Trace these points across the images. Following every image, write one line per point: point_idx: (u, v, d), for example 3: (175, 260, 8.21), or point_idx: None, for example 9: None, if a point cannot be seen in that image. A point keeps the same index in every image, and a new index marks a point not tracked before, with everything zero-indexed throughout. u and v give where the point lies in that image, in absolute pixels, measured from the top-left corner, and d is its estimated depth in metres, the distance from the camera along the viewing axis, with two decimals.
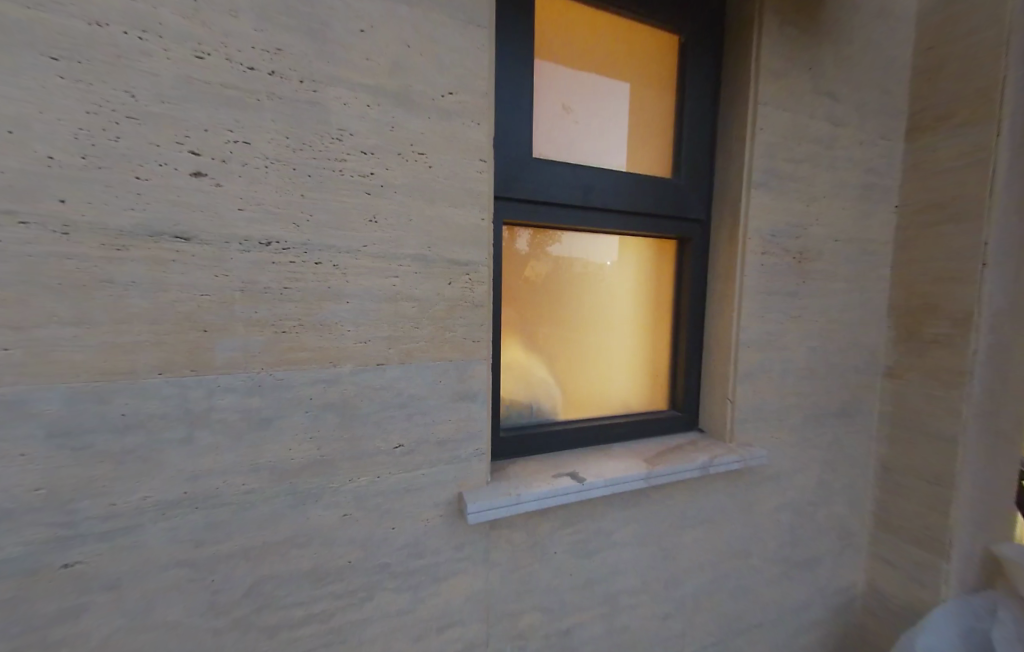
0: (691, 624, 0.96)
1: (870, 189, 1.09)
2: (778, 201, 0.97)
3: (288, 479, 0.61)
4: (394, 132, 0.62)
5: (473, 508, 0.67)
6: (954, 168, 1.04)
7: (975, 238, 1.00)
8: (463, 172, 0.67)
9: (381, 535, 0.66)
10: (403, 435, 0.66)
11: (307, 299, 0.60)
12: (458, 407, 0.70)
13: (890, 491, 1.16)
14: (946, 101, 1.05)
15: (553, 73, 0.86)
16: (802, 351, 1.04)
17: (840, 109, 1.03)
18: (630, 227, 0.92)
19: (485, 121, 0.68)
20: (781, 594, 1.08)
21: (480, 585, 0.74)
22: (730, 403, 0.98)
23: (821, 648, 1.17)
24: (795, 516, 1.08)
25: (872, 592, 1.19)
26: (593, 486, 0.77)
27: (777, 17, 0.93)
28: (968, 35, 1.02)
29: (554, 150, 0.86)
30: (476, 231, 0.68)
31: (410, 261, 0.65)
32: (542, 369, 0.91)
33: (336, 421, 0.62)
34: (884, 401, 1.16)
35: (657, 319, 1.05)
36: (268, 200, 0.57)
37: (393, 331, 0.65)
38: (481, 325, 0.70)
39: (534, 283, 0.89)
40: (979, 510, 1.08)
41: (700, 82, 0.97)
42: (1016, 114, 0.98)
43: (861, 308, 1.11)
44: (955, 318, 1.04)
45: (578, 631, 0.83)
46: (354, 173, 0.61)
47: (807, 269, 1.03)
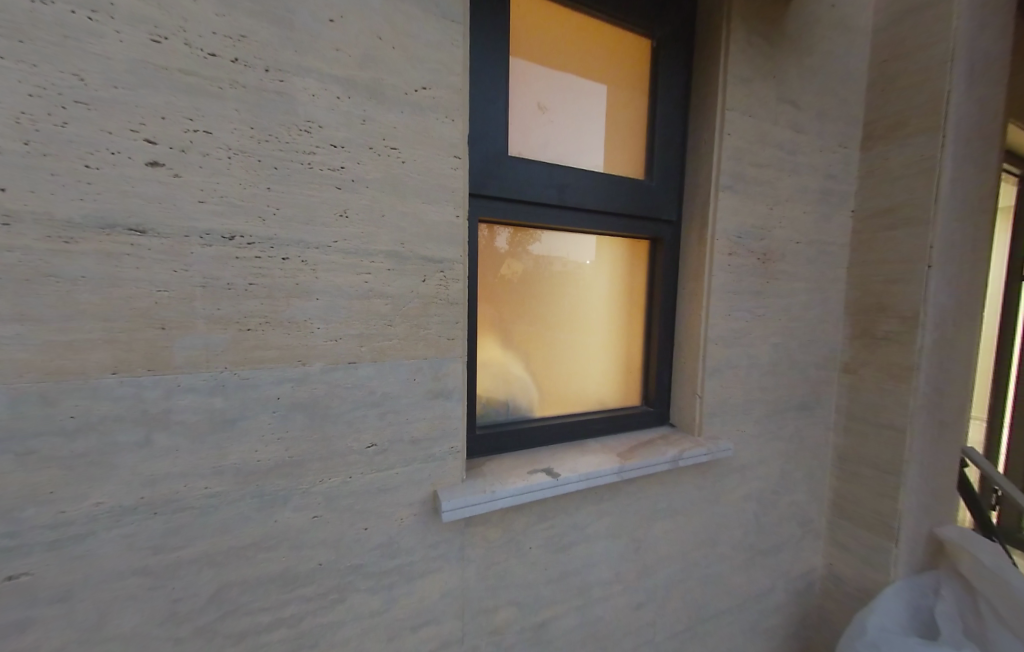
0: (662, 612, 0.99)
1: (829, 193, 1.15)
2: (744, 203, 1.01)
3: (254, 481, 0.59)
4: (366, 125, 0.61)
5: (447, 506, 0.67)
6: (904, 174, 1.11)
7: (923, 241, 1.07)
8: (437, 168, 0.66)
9: (353, 536, 0.65)
10: (376, 434, 0.65)
11: (274, 295, 0.58)
12: (432, 404, 0.69)
13: (845, 479, 1.23)
14: (897, 111, 1.12)
15: (529, 71, 0.86)
16: (767, 347, 1.09)
17: (802, 116, 1.08)
18: (604, 226, 0.94)
19: (459, 117, 0.67)
20: (747, 580, 1.13)
21: (455, 583, 0.74)
22: (699, 398, 1.02)
23: (783, 630, 1.23)
24: (759, 505, 1.13)
25: (829, 575, 1.26)
26: (568, 481, 0.78)
27: (745, 26, 0.96)
28: (917, 49, 1.08)
29: (529, 148, 0.86)
30: (451, 228, 0.68)
31: (383, 257, 0.64)
32: (518, 366, 0.92)
33: (305, 420, 0.61)
34: (840, 394, 1.23)
35: (631, 316, 1.07)
36: (231, 192, 0.55)
37: (365, 328, 0.64)
38: (455, 323, 0.70)
39: (511, 281, 0.89)
40: (925, 494, 1.16)
41: (671, 86, 0.99)
42: (958, 125, 1.05)
43: (820, 306, 1.17)
44: (905, 316, 1.10)
45: (553, 624, 0.84)
46: (323, 166, 0.59)
47: (771, 269, 1.07)
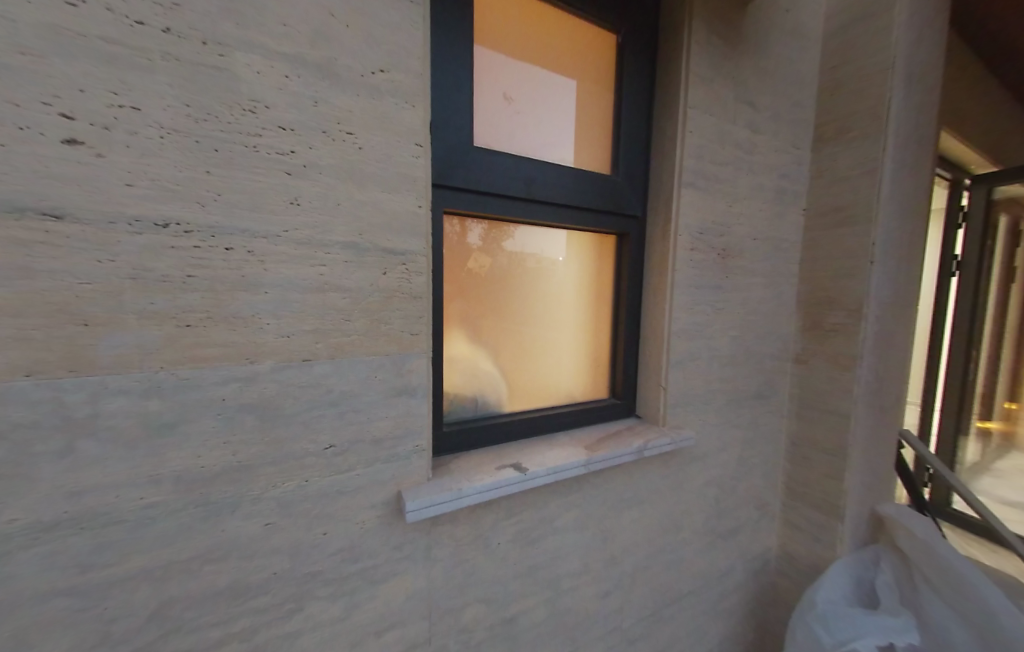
0: (629, 599, 1.01)
1: (783, 192, 1.21)
2: (705, 200, 1.04)
3: (197, 488, 0.55)
4: (318, 108, 0.58)
5: (411, 506, 0.65)
6: (850, 176, 1.18)
7: (866, 239, 1.14)
8: (397, 155, 0.63)
9: (311, 542, 0.62)
10: (334, 435, 0.62)
11: (216, 288, 0.54)
12: (395, 402, 0.67)
13: (797, 463, 1.30)
14: (844, 115, 1.19)
15: (494, 60, 0.84)
16: (726, 340, 1.13)
17: (758, 117, 1.12)
18: (572, 220, 0.94)
19: (420, 103, 0.65)
20: (708, 563, 1.18)
21: (421, 584, 0.72)
22: (664, 390, 1.04)
23: (741, 609, 1.29)
24: (719, 490, 1.18)
25: (783, 554, 1.34)
26: (535, 475, 0.78)
27: (705, 25, 0.98)
28: (862, 57, 1.14)
29: (495, 139, 0.84)
30: (413, 218, 0.65)
31: (339, 248, 0.60)
32: (487, 362, 0.90)
33: (255, 422, 0.57)
34: (793, 383, 1.30)
35: (599, 310, 1.08)
36: (164, 175, 0.50)
37: (320, 324, 0.60)
38: (419, 318, 0.67)
39: (478, 275, 0.87)
40: (867, 475, 1.25)
41: (636, 82, 1.00)
42: (897, 130, 1.13)
43: (774, 300, 1.23)
44: (850, 309, 1.17)
45: (522, 618, 0.84)
46: (271, 150, 0.55)
47: (730, 264, 1.11)
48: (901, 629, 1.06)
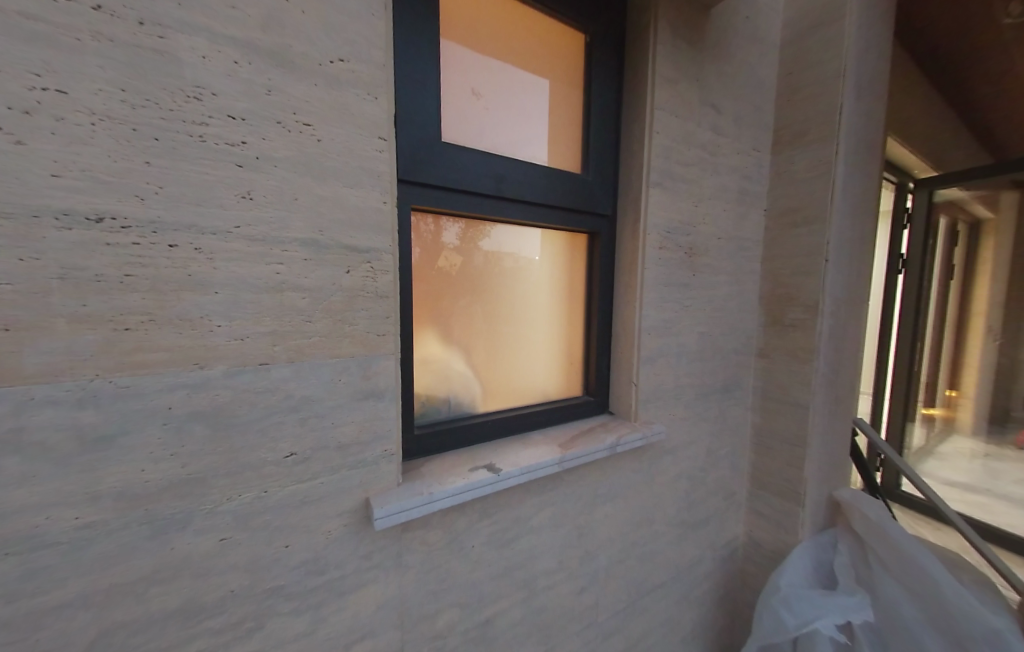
0: (603, 594, 1.02)
1: (746, 193, 1.25)
2: (672, 200, 1.06)
3: (142, 504, 0.51)
4: (271, 97, 0.54)
5: (379, 513, 0.63)
6: (806, 178, 1.23)
7: (821, 238, 1.20)
8: (359, 149, 0.61)
9: (271, 557, 0.59)
10: (295, 442, 0.59)
11: (159, 288, 0.50)
12: (362, 406, 0.64)
13: (761, 453, 1.35)
14: (800, 120, 1.24)
15: (461, 55, 0.82)
16: (693, 336, 1.16)
17: (721, 120, 1.15)
18: (543, 219, 0.94)
19: (384, 95, 0.62)
20: (679, 553, 1.21)
21: (391, 593, 0.70)
22: (635, 386, 1.06)
23: (711, 596, 1.33)
24: (689, 482, 1.21)
25: (750, 541, 1.39)
26: (509, 475, 0.77)
27: (670, 28, 1.00)
28: (816, 65, 1.20)
29: (463, 135, 0.83)
30: (378, 214, 0.63)
31: (297, 246, 0.57)
32: (459, 363, 0.89)
33: (206, 432, 0.53)
34: (757, 377, 1.35)
35: (572, 309, 1.08)
36: (97, 165, 0.46)
37: (278, 325, 0.57)
38: (386, 318, 0.65)
39: (449, 274, 0.85)
40: (825, 462, 1.31)
41: (605, 82, 1.01)
42: (848, 135, 1.19)
43: (738, 297, 1.27)
44: (808, 305, 1.23)
45: (497, 620, 0.84)
46: (219, 140, 0.52)
47: (697, 262, 1.14)
48: (856, 608, 1.09)
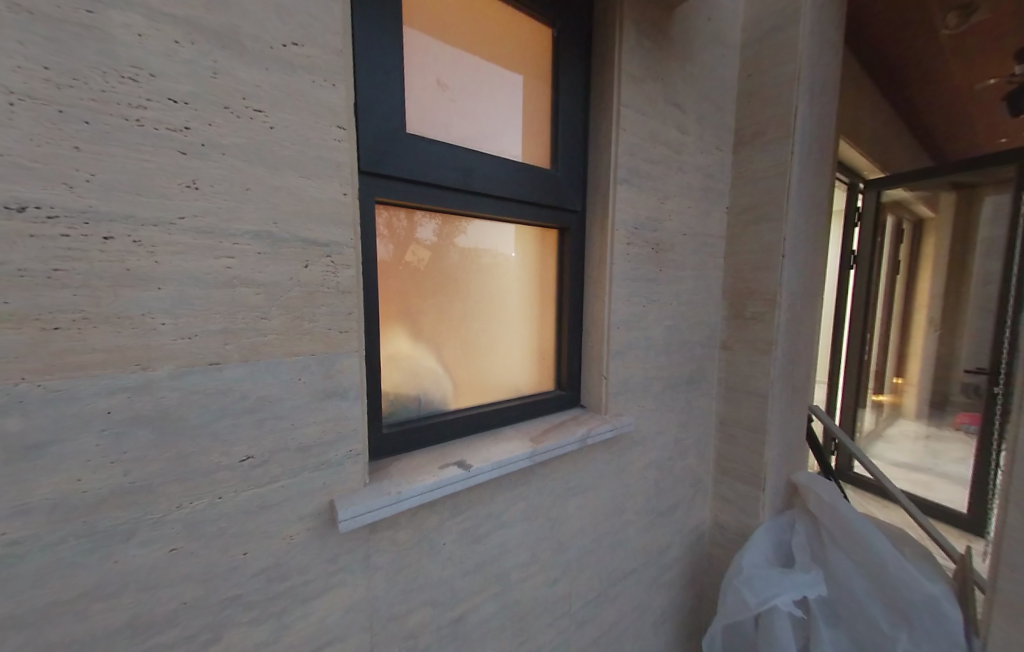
0: (576, 584, 1.04)
1: (709, 190, 1.29)
2: (639, 196, 1.08)
3: (79, 516, 0.47)
4: (218, 80, 0.51)
5: (344, 515, 0.61)
6: (764, 176, 1.28)
7: (778, 234, 1.25)
8: (316, 138, 0.58)
9: (228, 565, 0.56)
10: (251, 445, 0.56)
11: (94, 284, 0.46)
12: (324, 406, 0.62)
13: (725, 441, 1.41)
14: (758, 120, 1.29)
15: (425, 44, 0.80)
16: (660, 330, 1.20)
17: (685, 119, 1.18)
18: (513, 214, 0.93)
19: (342, 83, 0.60)
20: (649, 540, 1.24)
21: (359, 596, 0.68)
22: (605, 379, 1.08)
23: (680, 580, 1.38)
24: (658, 471, 1.25)
25: (715, 525, 1.45)
26: (480, 471, 0.77)
27: (635, 26, 1.01)
28: (773, 67, 1.25)
29: (429, 126, 0.81)
30: (338, 207, 0.60)
31: (249, 239, 0.54)
32: (430, 360, 0.87)
33: (152, 437, 0.50)
34: (720, 368, 1.40)
35: (543, 304, 1.09)
36: (17, 149, 0.42)
37: (229, 323, 0.54)
38: (349, 315, 0.63)
39: (417, 269, 0.83)
40: (784, 448, 1.38)
41: (572, 78, 1.02)
42: (803, 135, 1.24)
43: (703, 291, 1.32)
44: (766, 298, 1.28)
45: (470, 616, 0.83)
46: (159, 125, 0.48)
47: (663, 258, 1.17)
48: (811, 584, 1.15)
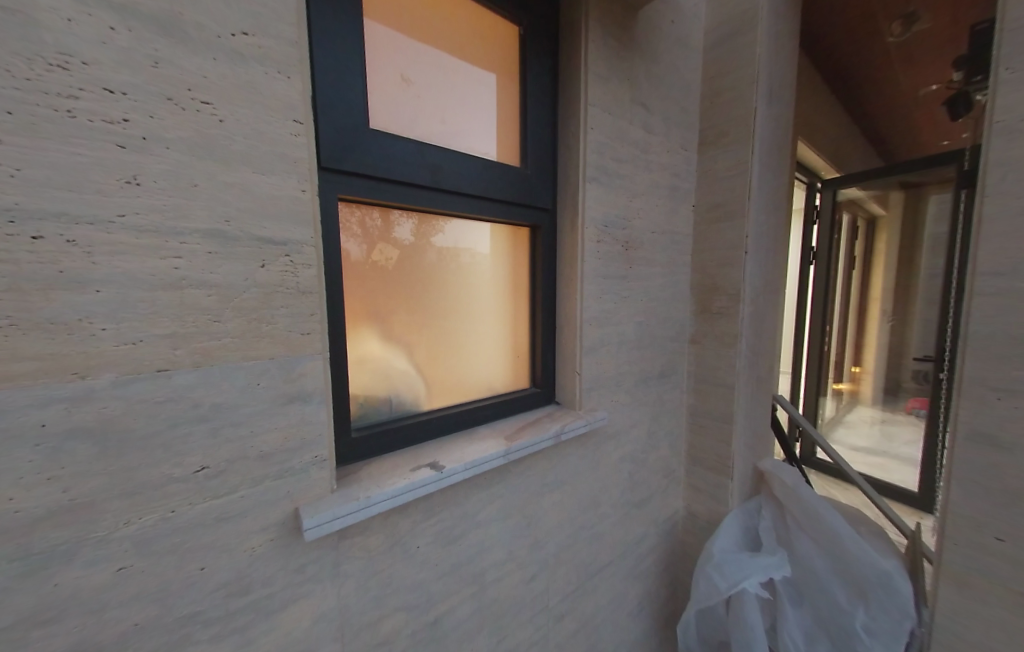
0: (553, 579, 1.05)
1: (676, 189, 1.32)
2: (608, 194, 1.10)
3: (12, 539, 0.44)
4: (159, 70, 0.48)
5: (309, 524, 0.59)
6: (727, 176, 1.33)
7: (740, 232, 1.30)
8: (270, 132, 0.56)
9: (184, 582, 0.53)
10: (207, 455, 0.54)
11: (23, 288, 0.43)
12: (286, 411, 0.59)
13: (695, 432, 1.46)
14: (721, 121, 1.33)
15: (387, 39, 0.78)
16: (631, 326, 1.22)
17: (651, 119, 1.21)
18: (482, 212, 0.93)
19: (298, 76, 0.58)
20: (625, 532, 1.27)
21: (330, 604, 0.66)
22: (578, 376, 1.09)
23: (656, 569, 1.42)
24: (632, 464, 1.27)
25: (688, 514, 1.50)
26: (453, 472, 0.76)
27: (600, 26, 1.03)
28: (733, 70, 1.29)
29: (393, 122, 0.79)
30: (296, 204, 0.58)
31: (199, 238, 0.52)
32: (401, 361, 0.85)
33: (94, 451, 0.47)
34: (690, 362, 1.45)
35: (517, 302, 1.09)
36: None
37: (179, 326, 0.51)
38: (311, 316, 0.61)
39: (386, 268, 0.81)
40: (750, 437, 1.44)
41: (540, 76, 1.02)
42: (762, 137, 1.29)
43: (671, 288, 1.35)
44: (731, 294, 1.33)
45: (446, 618, 0.83)
46: (94, 117, 0.45)
47: (632, 255, 1.19)
48: (776, 566, 1.18)
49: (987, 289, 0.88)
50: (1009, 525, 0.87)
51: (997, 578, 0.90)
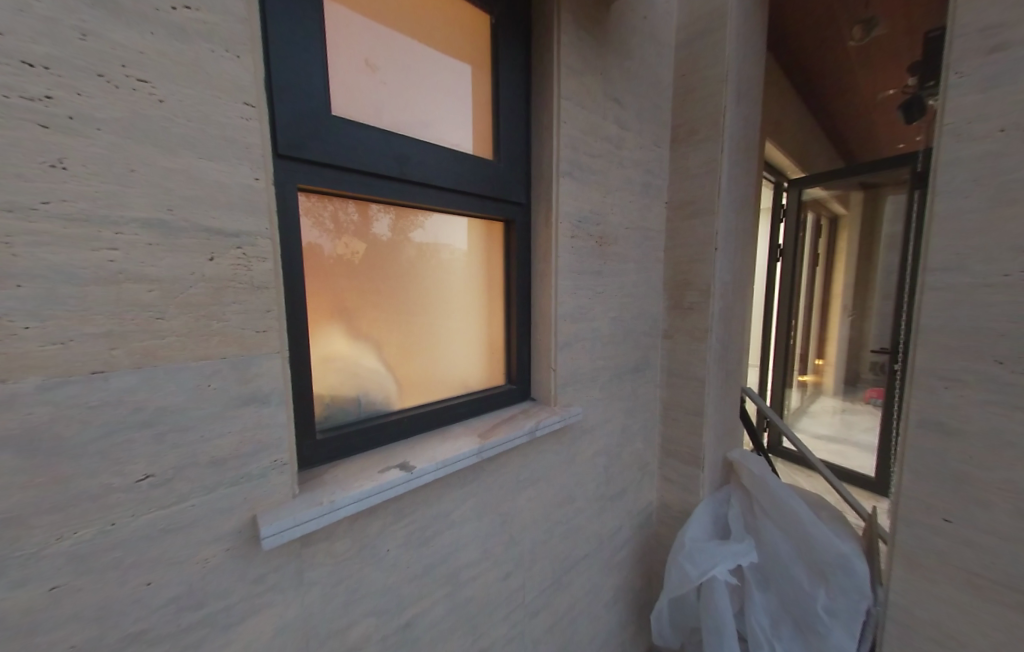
0: (529, 575, 1.05)
1: (649, 185, 1.34)
2: (582, 189, 1.09)
3: None
4: (88, 43, 0.44)
5: (267, 533, 0.56)
6: (698, 173, 1.35)
7: (710, 228, 1.32)
8: (218, 115, 0.52)
9: (126, 599, 0.50)
10: (151, 462, 0.50)
11: None
12: (240, 414, 0.56)
13: (668, 425, 1.48)
14: (692, 119, 1.35)
15: (351, 22, 0.74)
16: (606, 321, 1.23)
17: (624, 114, 1.21)
18: (453, 205, 0.91)
19: (249, 56, 0.54)
20: (601, 525, 1.28)
21: (293, 614, 0.63)
22: (553, 371, 1.09)
23: (631, 560, 1.44)
24: (607, 458, 1.28)
25: (662, 505, 1.53)
26: (424, 472, 0.74)
27: (573, 18, 1.02)
28: (704, 68, 1.30)
29: (358, 109, 0.75)
30: (249, 193, 0.54)
31: (138, 228, 0.48)
32: (370, 359, 0.82)
33: (17, 461, 0.43)
34: (663, 356, 1.47)
35: (492, 298, 1.07)
36: None
37: (116, 324, 0.47)
38: (267, 312, 0.57)
39: (352, 263, 0.78)
40: (720, 429, 1.47)
41: (513, 67, 1.00)
42: (731, 135, 1.32)
43: (645, 283, 1.37)
44: (701, 289, 1.36)
45: (419, 620, 0.81)
46: (10, 92, 0.41)
47: (606, 251, 1.20)
48: (745, 552, 1.22)
49: (937, 284, 0.92)
50: (955, 506, 0.93)
51: (944, 557, 0.95)
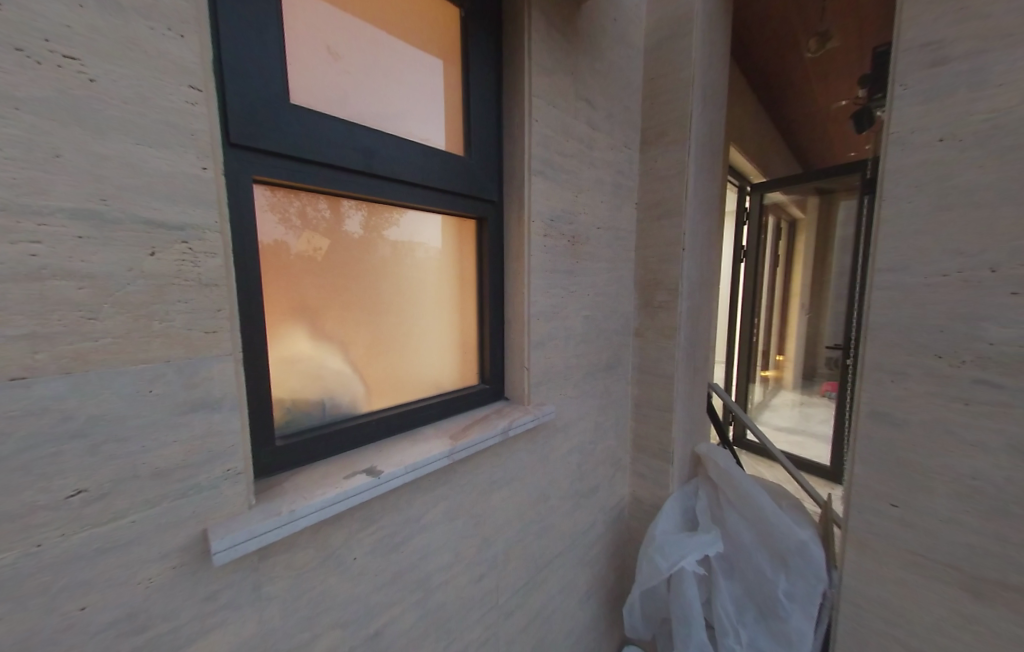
0: (503, 576, 1.04)
1: (619, 186, 1.35)
2: (554, 188, 1.09)
3: None
4: (3, 13, 0.40)
5: (218, 548, 0.52)
6: (666, 174, 1.38)
7: (678, 229, 1.35)
8: (159, 97, 0.48)
9: (56, 627, 0.45)
10: (84, 476, 0.46)
11: None
12: (188, 421, 0.52)
13: (639, 422, 1.51)
14: (661, 122, 1.38)
15: (312, 7, 0.71)
16: (579, 320, 1.24)
17: (595, 115, 1.22)
18: (423, 201, 0.88)
19: (194, 35, 0.50)
20: (574, 523, 1.29)
21: (251, 631, 0.60)
22: (526, 370, 1.08)
23: (604, 555, 1.46)
24: (580, 456, 1.29)
25: (634, 500, 1.56)
26: (392, 477, 0.72)
27: (544, 16, 1.01)
28: (672, 72, 1.33)
29: (320, 99, 0.72)
30: (196, 183, 0.51)
31: (66, 220, 0.43)
32: (335, 361, 0.79)
33: None
34: (635, 354, 1.49)
35: (464, 296, 1.05)
36: None
37: (40, 325, 0.43)
38: (217, 311, 0.53)
39: (316, 260, 0.74)
40: (688, 424, 1.52)
41: (483, 63, 0.99)
42: (697, 139, 1.35)
43: (616, 283, 1.39)
44: (670, 289, 1.39)
45: (388, 629, 0.79)
46: None
47: (579, 250, 1.21)
48: (711, 542, 1.25)
49: (883, 284, 0.98)
50: (900, 491, 0.99)
51: (891, 540, 1.02)
